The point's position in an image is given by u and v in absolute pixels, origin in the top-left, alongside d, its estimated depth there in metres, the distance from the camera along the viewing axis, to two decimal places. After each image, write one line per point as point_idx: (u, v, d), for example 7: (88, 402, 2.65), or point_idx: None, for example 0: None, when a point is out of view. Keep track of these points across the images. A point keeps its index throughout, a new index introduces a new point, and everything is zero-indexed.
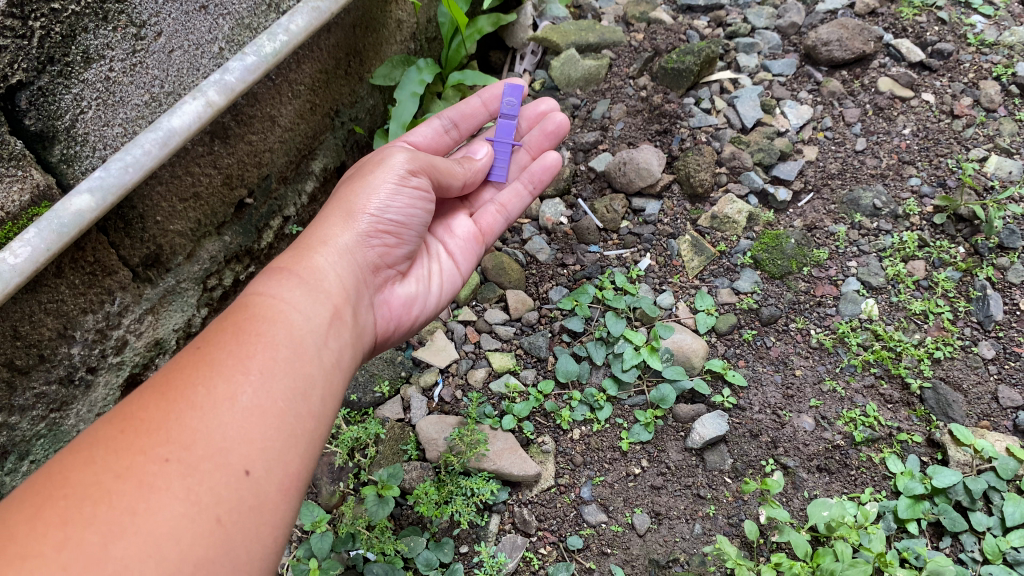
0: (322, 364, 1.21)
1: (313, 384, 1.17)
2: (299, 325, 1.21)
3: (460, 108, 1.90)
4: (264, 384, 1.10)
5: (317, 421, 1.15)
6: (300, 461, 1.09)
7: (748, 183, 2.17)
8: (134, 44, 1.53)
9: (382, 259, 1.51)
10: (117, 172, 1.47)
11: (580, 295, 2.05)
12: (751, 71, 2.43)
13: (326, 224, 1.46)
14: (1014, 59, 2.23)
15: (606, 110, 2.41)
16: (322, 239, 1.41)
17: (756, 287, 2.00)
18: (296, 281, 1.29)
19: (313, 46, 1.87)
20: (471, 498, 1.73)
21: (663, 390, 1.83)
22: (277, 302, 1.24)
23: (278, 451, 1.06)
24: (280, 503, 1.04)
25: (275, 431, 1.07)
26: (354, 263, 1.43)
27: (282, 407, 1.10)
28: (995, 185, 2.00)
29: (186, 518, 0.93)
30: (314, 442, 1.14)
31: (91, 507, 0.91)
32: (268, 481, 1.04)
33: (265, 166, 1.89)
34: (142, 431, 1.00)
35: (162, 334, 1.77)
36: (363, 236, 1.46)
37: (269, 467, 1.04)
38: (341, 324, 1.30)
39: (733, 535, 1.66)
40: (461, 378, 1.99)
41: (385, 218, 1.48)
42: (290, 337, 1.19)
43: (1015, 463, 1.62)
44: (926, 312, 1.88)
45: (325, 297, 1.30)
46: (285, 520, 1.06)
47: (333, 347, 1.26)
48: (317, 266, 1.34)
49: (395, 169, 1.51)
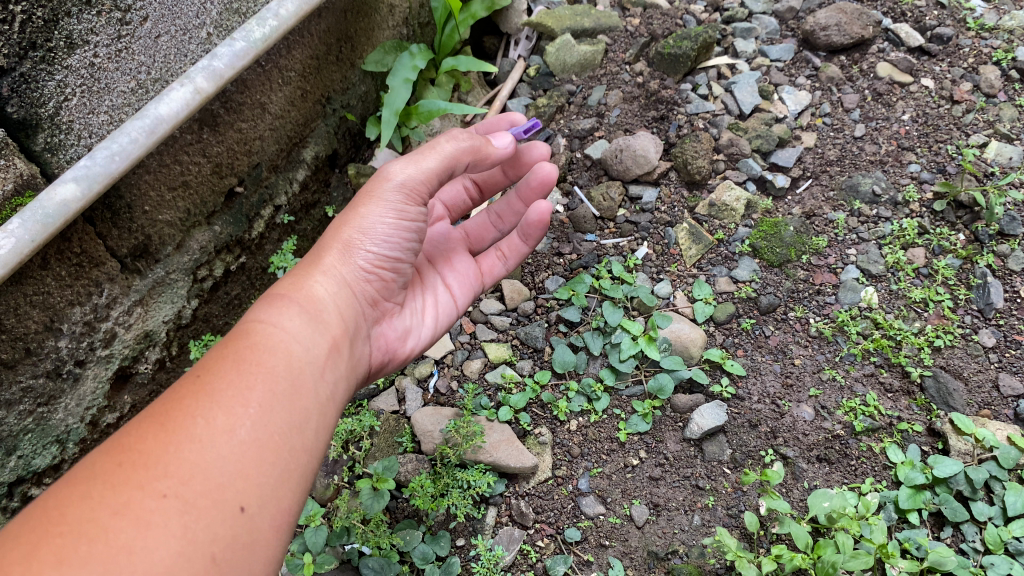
0: (318, 398, 1.18)
1: (308, 418, 1.14)
2: (298, 358, 1.18)
3: (452, 137, 1.83)
4: (262, 419, 1.07)
5: (312, 454, 1.13)
6: (294, 496, 1.07)
7: (746, 170, 2.14)
8: (119, 28, 1.50)
9: (379, 292, 1.47)
10: (103, 160, 1.43)
11: (577, 284, 2.01)
12: (748, 56, 2.40)
13: (327, 250, 1.41)
14: (1014, 44, 2.21)
15: (602, 96, 2.38)
16: (322, 267, 1.37)
17: (755, 275, 1.98)
18: (295, 310, 1.25)
19: (304, 32, 1.83)
20: (467, 490, 1.70)
21: (661, 379, 1.81)
22: (277, 332, 1.20)
23: (274, 486, 1.04)
24: (274, 539, 1.02)
25: (272, 466, 1.05)
26: (351, 294, 1.39)
27: (278, 441, 1.07)
28: (996, 172, 1.98)
29: (182, 556, 0.91)
30: (308, 476, 1.12)
31: (87, 545, 0.88)
32: (263, 516, 1.01)
33: (255, 154, 1.86)
34: (138, 464, 0.97)
35: (152, 326, 1.73)
36: (360, 271, 1.40)
37: (264, 502, 1.02)
38: (338, 354, 1.27)
39: (733, 526, 1.63)
40: (457, 369, 1.96)
41: (379, 252, 1.42)
42: (289, 370, 1.15)
43: (1016, 452, 1.60)
44: (926, 300, 1.86)
45: (323, 327, 1.27)
46: (277, 556, 1.03)
47: (330, 379, 1.23)
48: (315, 296, 1.30)
49: (391, 204, 1.40)
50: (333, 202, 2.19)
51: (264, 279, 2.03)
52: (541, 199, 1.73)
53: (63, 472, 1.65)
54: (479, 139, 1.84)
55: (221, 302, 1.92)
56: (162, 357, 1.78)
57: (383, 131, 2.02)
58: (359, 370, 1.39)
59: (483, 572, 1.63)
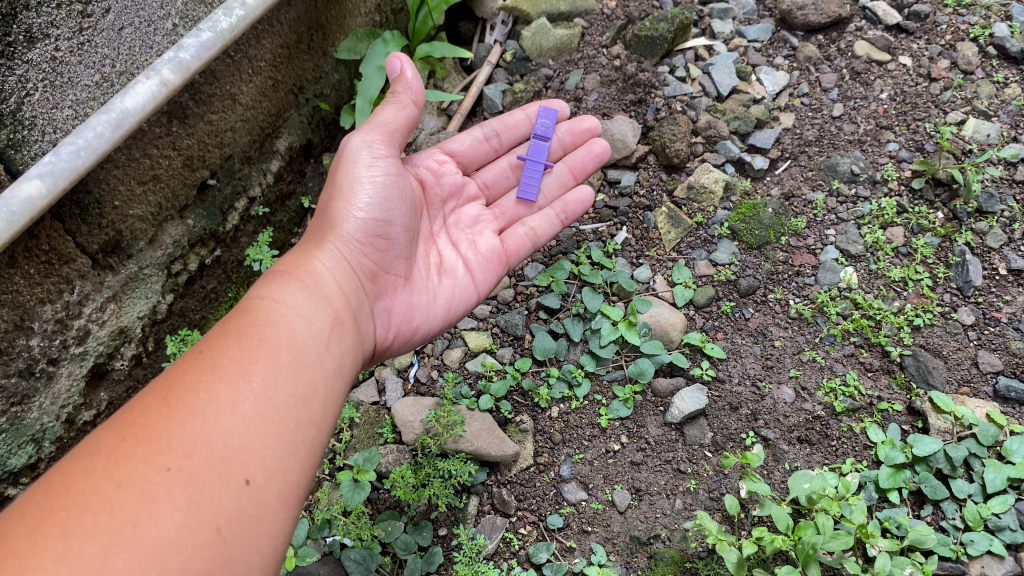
0: (323, 370, 1.18)
1: (314, 391, 1.14)
2: (302, 332, 1.19)
3: (500, 118, 1.87)
4: (267, 392, 1.07)
5: (318, 429, 1.12)
6: (300, 469, 1.06)
7: (724, 152, 2.13)
8: (81, 22, 1.48)
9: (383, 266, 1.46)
10: (69, 156, 1.42)
11: (556, 270, 2.01)
12: (726, 37, 2.38)
13: (320, 230, 1.45)
14: (992, 20, 2.19)
15: (579, 80, 2.36)
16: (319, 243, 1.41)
17: (734, 258, 1.97)
18: (297, 287, 1.27)
19: (273, 20, 1.81)
20: (448, 480, 1.69)
21: (641, 364, 1.80)
22: (279, 307, 1.21)
23: (279, 459, 1.03)
24: (281, 512, 1.01)
25: (277, 438, 1.04)
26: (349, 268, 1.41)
27: (283, 414, 1.07)
28: (973, 149, 1.98)
29: (187, 527, 0.90)
30: (313, 452, 1.10)
31: (93, 517, 0.88)
32: (269, 489, 1.00)
33: (227, 146, 1.84)
34: (143, 438, 0.97)
35: (126, 321, 1.71)
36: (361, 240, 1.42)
37: (271, 475, 1.01)
38: (343, 333, 1.28)
39: (714, 510, 1.63)
40: (437, 358, 1.96)
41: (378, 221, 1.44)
42: (293, 343, 1.16)
43: (994, 429, 1.61)
44: (905, 279, 1.86)
45: (326, 303, 1.28)
46: (285, 530, 1.02)
47: (335, 353, 1.23)
48: (317, 271, 1.33)
49: (360, 160, 1.47)
50: (309, 192, 2.17)
51: (240, 272, 2.01)
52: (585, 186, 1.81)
53: (40, 472, 1.62)
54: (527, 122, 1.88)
55: (197, 296, 1.90)
56: (139, 352, 1.77)
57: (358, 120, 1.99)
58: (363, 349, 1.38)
59: (466, 561, 1.62)
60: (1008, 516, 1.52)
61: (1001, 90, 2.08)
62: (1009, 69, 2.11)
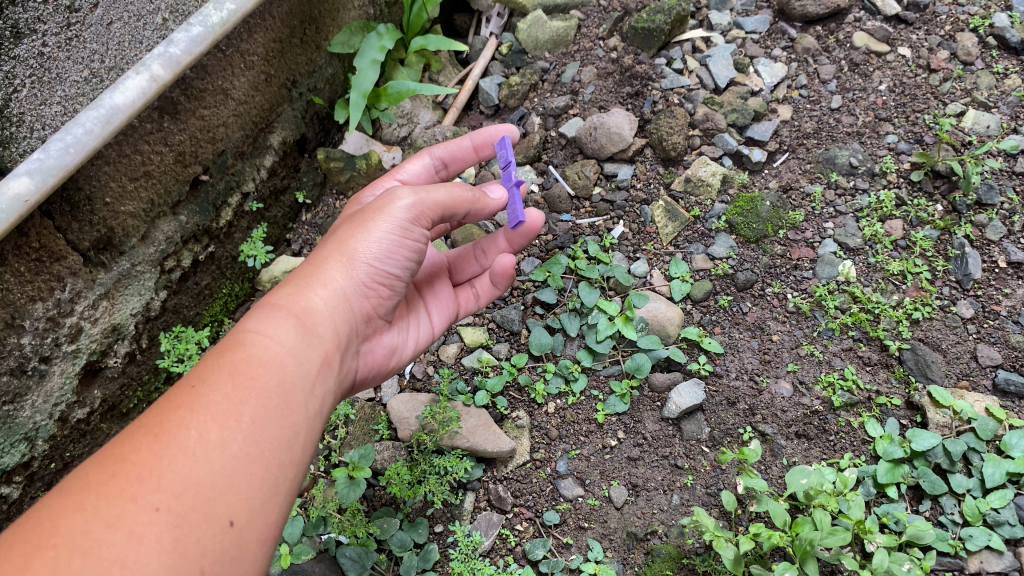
0: (309, 410, 1.14)
1: (299, 431, 1.10)
2: (294, 374, 1.14)
3: (449, 146, 1.73)
4: (256, 434, 1.04)
5: (298, 468, 1.09)
6: (280, 511, 1.04)
7: (721, 145, 2.11)
8: (68, 16, 1.49)
9: (373, 307, 1.40)
10: (57, 152, 1.42)
11: (552, 265, 1.98)
12: (723, 28, 2.36)
13: (323, 260, 1.34)
14: (991, 10, 2.18)
15: (576, 73, 2.35)
16: (321, 279, 1.30)
17: (731, 252, 1.96)
18: (292, 322, 1.20)
19: (264, 14, 1.81)
20: (444, 476, 1.69)
21: (638, 359, 1.79)
22: (274, 345, 1.15)
23: (262, 501, 1.01)
24: (259, 553, 0.99)
25: (261, 481, 1.02)
26: (350, 310, 1.33)
27: (269, 456, 1.04)
28: (973, 140, 1.96)
29: (173, 570, 0.88)
30: (292, 492, 1.08)
31: (81, 558, 0.85)
32: (250, 530, 0.98)
33: (220, 142, 1.83)
34: (132, 475, 0.93)
35: (119, 319, 1.71)
36: (359, 284, 1.34)
37: (254, 517, 0.99)
38: (332, 368, 1.23)
39: (711, 505, 1.62)
40: (433, 355, 1.94)
41: (381, 268, 1.36)
42: (283, 384, 1.11)
43: (994, 423, 1.59)
44: (904, 272, 1.85)
45: (319, 341, 1.22)
46: (263, 568, 1.01)
47: (321, 393, 1.19)
48: (315, 308, 1.25)
49: (396, 219, 1.35)
50: (304, 186, 2.16)
51: (235, 269, 2.01)
52: (504, 258, 1.63)
53: (34, 470, 1.61)
54: (476, 150, 1.74)
55: (191, 292, 1.89)
56: (132, 349, 1.76)
57: (352, 112, 1.98)
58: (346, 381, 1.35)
59: (462, 558, 1.60)
60: (1007, 511, 1.51)
61: (1001, 81, 2.06)
62: (1009, 60, 2.09)
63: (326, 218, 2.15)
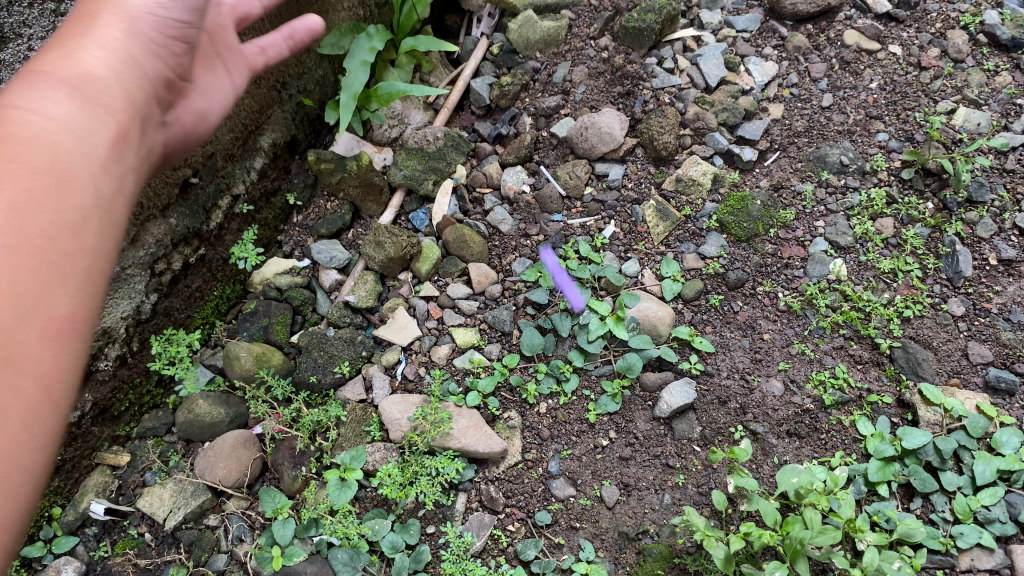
0: (97, 186, 0.97)
1: (87, 214, 0.95)
2: (73, 149, 0.96)
3: None
4: (14, 213, 0.87)
5: (95, 258, 0.95)
6: (86, 313, 0.93)
7: (712, 144, 2.11)
8: (54, 20, 1.63)
9: (158, 77, 1.18)
10: None
11: (543, 265, 1.97)
12: (714, 27, 2.36)
13: (62, 43, 1.07)
14: (982, 7, 2.18)
15: (567, 72, 2.35)
16: (67, 59, 1.04)
17: (722, 251, 1.96)
18: (68, 90, 1.00)
19: (252, 17, 1.82)
20: (435, 478, 1.69)
21: (629, 358, 1.79)
22: (36, 116, 0.95)
23: (54, 290, 0.89)
24: (43, 358, 0.86)
25: (26, 270, 0.86)
26: (138, 73, 1.12)
27: (41, 241, 0.88)
28: (964, 138, 1.97)
29: None
30: (95, 302, 0.95)
31: None
32: (32, 330, 0.85)
33: (209, 145, 1.83)
34: None
35: (109, 322, 1.71)
36: (125, 62, 1.10)
37: (33, 302, 0.86)
38: (128, 143, 1.05)
39: (702, 504, 1.63)
40: (425, 356, 1.92)
41: (162, 19, 1.17)
42: (56, 157, 0.93)
43: (984, 421, 1.60)
44: (895, 270, 1.85)
45: (104, 114, 1.02)
46: (65, 402, 0.90)
47: (116, 171, 1.01)
48: (86, 69, 1.04)
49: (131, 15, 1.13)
50: (295, 188, 2.16)
51: (226, 271, 2.01)
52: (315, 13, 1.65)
53: None
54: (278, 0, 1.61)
55: (182, 295, 1.89)
56: (123, 352, 1.76)
57: (342, 115, 1.98)
58: (149, 163, 1.16)
59: (453, 559, 1.61)
60: (998, 508, 1.52)
61: (991, 79, 2.07)
62: (1000, 57, 2.10)
63: (317, 219, 2.15)
